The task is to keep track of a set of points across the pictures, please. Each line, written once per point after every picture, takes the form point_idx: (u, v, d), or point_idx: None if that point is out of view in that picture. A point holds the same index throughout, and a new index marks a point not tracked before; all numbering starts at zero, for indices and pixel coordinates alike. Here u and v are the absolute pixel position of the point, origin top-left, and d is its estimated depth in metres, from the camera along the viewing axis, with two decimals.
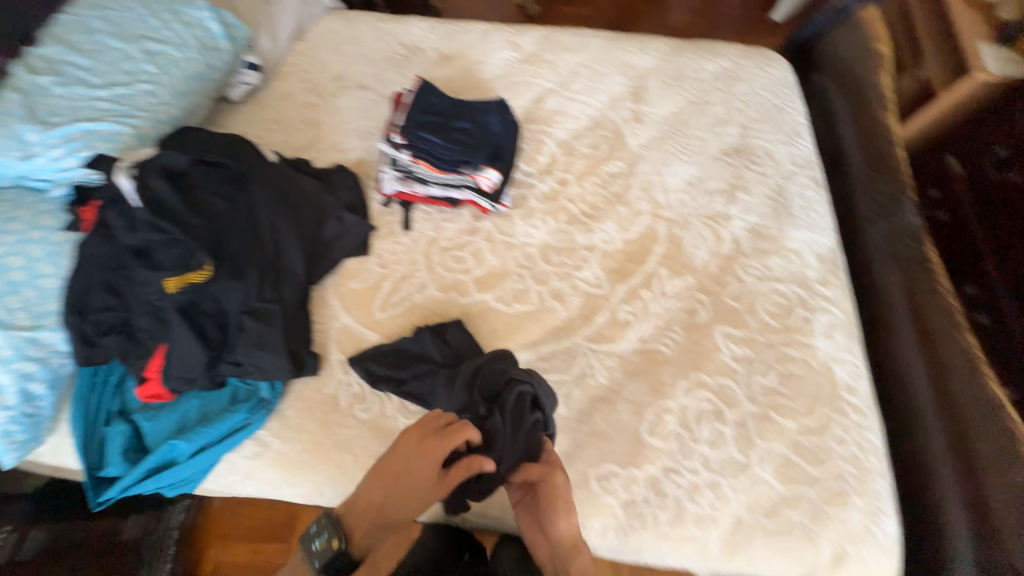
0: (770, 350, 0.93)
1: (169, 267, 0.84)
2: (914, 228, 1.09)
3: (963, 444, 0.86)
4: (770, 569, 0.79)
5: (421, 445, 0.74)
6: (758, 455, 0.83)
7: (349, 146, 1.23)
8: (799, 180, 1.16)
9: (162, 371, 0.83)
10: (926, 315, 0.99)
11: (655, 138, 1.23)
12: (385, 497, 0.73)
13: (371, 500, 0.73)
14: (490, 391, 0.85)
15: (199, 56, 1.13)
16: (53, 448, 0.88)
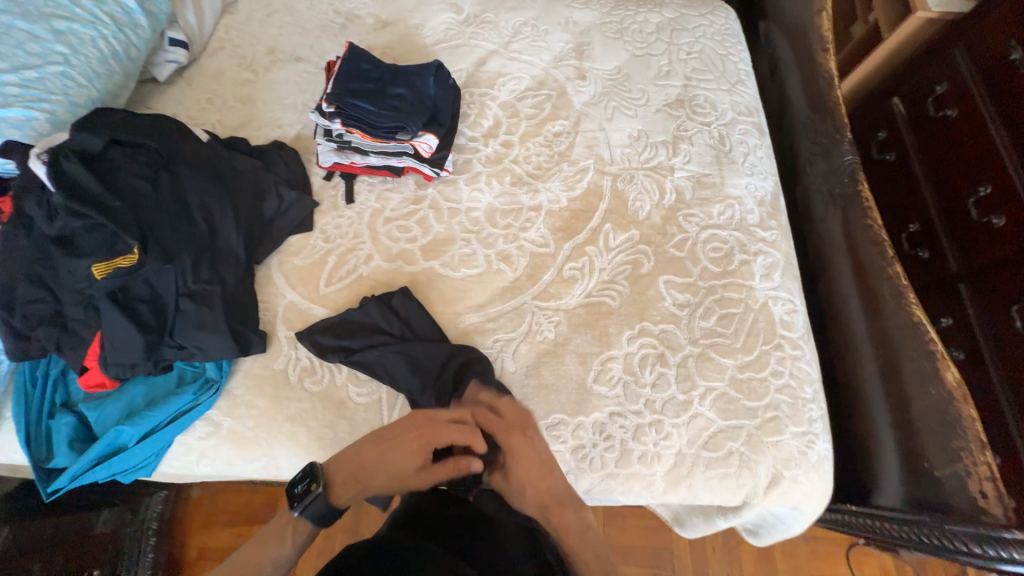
0: (710, 294, 0.97)
1: (94, 253, 0.81)
2: (851, 166, 1.08)
3: (891, 369, 0.90)
4: (710, 494, 0.85)
5: (420, 430, 0.73)
6: (699, 393, 0.89)
7: (286, 121, 1.18)
8: (741, 127, 1.17)
9: (100, 359, 0.83)
10: (861, 250, 1.00)
11: (599, 93, 1.21)
12: (368, 465, 0.71)
13: (354, 469, 0.72)
14: (446, 363, 0.89)
15: (113, 32, 1.07)
16: (2, 445, 0.87)
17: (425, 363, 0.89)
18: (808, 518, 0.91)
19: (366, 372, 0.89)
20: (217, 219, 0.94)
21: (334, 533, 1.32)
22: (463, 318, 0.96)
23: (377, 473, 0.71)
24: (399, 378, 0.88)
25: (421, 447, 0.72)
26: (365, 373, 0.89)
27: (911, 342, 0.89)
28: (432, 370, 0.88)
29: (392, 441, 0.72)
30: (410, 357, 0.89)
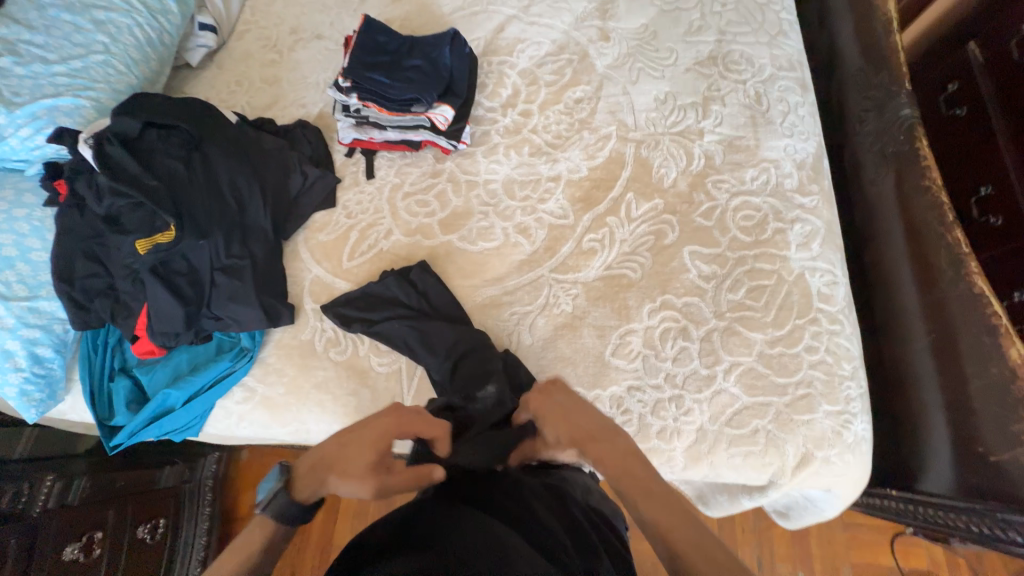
0: (739, 266, 0.91)
1: (137, 230, 0.88)
2: (909, 121, 0.96)
3: (945, 345, 0.82)
4: (733, 472, 0.82)
5: (386, 420, 0.70)
6: (723, 368, 0.85)
7: (309, 100, 1.20)
8: (781, 83, 1.07)
9: (148, 328, 0.90)
10: (914, 215, 0.91)
11: (624, 55, 1.14)
12: (333, 458, 0.68)
13: (318, 462, 0.68)
14: (464, 341, 0.89)
15: (147, 20, 1.11)
16: (72, 404, 0.97)
17: (443, 340, 0.89)
18: (843, 501, 0.86)
19: (386, 344, 0.92)
20: (246, 198, 0.98)
21: (369, 496, 1.40)
22: (481, 292, 0.96)
23: (341, 467, 0.67)
24: (417, 353, 0.90)
25: (386, 441, 0.69)
26: (386, 345, 0.92)
27: (969, 317, 0.80)
28: (449, 347, 0.89)
29: (359, 433, 0.69)
30: (429, 334, 0.90)
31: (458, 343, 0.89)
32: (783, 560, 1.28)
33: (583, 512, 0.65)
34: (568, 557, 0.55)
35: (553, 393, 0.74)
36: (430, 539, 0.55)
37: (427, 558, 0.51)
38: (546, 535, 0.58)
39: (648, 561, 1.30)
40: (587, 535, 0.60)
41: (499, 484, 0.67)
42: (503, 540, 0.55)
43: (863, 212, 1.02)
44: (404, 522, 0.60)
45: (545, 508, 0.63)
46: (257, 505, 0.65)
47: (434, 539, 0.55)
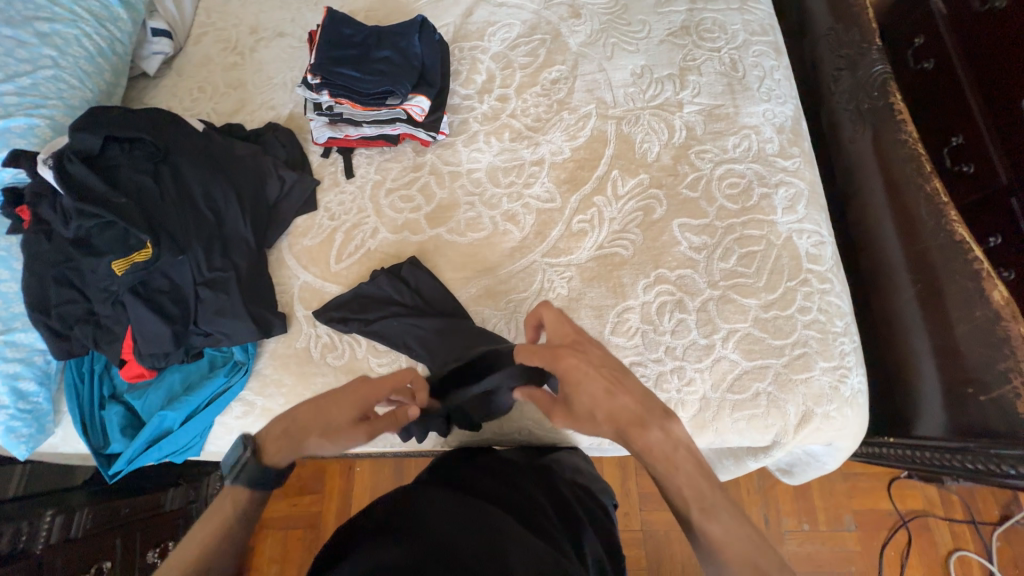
0: (728, 234, 0.92)
1: (112, 250, 0.84)
2: (881, 77, 1.00)
3: (931, 294, 0.85)
4: (738, 436, 0.84)
5: (359, 383, 0.74)
6: (721, 336, 0.86)
7: (278, 101, 1.16)
8: (755, 48, 1.07)
9: (134, 352, 0.87)
10: (895, 169, 0.93)
11: (597, 31, 1.12)
12: (307, 423, 0.71)
13: (289, 430, 0.71)
14: (457, 332, 0.87)
15: (95, 29, 1.06)
16: (64, 437, 0.94)
17: (438, 333, 0.88)
18: (843, 453, 0.89)
19: (383, 344, 0.90)
20: (223, 207, 0.95)
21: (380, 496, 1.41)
22: (475, 283, 0.95)
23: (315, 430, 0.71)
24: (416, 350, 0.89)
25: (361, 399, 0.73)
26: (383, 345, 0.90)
27: (951, 264, 0.83)
28: (444, 339, 0.87)
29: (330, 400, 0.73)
30: (424, 329, 0.89)
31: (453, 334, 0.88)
32: (788, 515, 1.33)
33: (567, 492, 0.74)
34: (554, 531, 0.63)
35: (592, 351, 0.71)
36: (433, 520, 0.59)
37: (433, 542, 0.56)
38: (537, 513, 0.65)
39: (658, 529, 1.34)
40: (570, 513, 0.69)
41: (490, 469, 0.72)
42: (500, 519, 0.60)
43: (840, 172, 1.04)
44: (404, 502, 0.63)
45: (535, 489, 0.70)
46: (229, 477, 0.66)
47: (436, 521, 0.59)
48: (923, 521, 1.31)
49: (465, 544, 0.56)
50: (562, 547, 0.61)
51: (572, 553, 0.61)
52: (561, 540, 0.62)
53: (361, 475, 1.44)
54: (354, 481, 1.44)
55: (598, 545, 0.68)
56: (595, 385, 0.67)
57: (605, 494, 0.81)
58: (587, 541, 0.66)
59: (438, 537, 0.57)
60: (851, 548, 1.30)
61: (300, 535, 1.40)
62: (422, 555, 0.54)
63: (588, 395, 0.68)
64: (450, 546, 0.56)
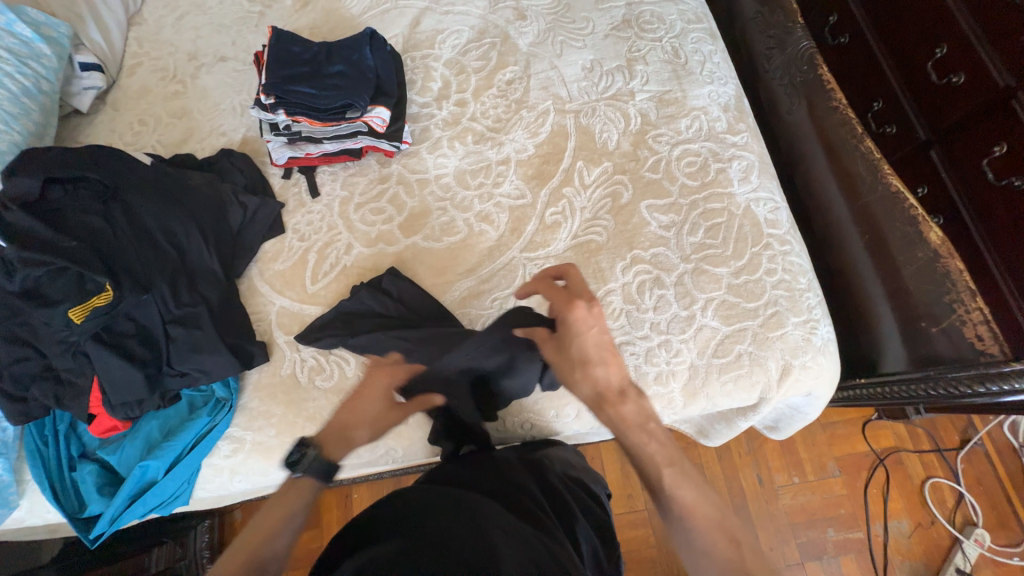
0: (693, 210, 0.97)
1: (66, 298, 0.79)
2: (808, 52, 1.09)
3: (877, 243, 0.93)
4: (728, 398, 0.88)
5: (380, 376, 0.85)
6: (700, 305, 0.90)
7: (229, 127, 1.12)
8: (693, 36, 1.14)
9: (105, 404, 0.82)
10: (830, 133, 1.02)
11: (544, 31, 1.16)
12: (343, 420, 0.82)
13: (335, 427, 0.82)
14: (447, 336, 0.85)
15: (17, 67, 0.98)
16: (30, 509, 0.87)
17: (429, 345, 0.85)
18: (822, 401, 0.95)
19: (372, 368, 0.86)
20: (185, 241, 0.91)
21: None
22: (458, 286, 0.96)
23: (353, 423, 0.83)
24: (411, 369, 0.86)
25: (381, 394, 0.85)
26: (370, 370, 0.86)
27: (893, 215, 0.91)
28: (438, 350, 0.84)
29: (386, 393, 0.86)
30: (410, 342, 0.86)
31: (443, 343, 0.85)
32: (778, 471, 1.40)
33: (562, 485, 0.72)
34: (548, 519, 0.62)
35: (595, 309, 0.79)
36: (421, 517, 0.57)
37: (415, 541, 0.53)
38: (529, 502, 0.64)
39: None
40: (563, 505, 0.68)
41: (482, 466, 0.71)
42: (489, 509, 0.59)
43: (782, 143, 1.12)
44: (393, 504, 0.61)
45: (528, 482, 0.69)
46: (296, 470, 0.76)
47: (422, 518, 0.57)
48: (897, 457, 1.42)
49: (454, 535, 0.54)
50: (554, 535, 0.60)
51: (565, 541, 0.60)
52: (554, 528, 0.61)
53: (359, 500, 1.40)
54: (352, 509, 1.39)
55: (595, 540, 0.67)
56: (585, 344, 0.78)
57: (598, 485, 0.81)
58: (582, 533, 0.65)
59: (427, 531, 0.55)
60: (839, 493, 1.38)
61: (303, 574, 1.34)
62: (409, 552, 0.52)
63: (580, 347, 0.78)
64: (437, 539, 0.53)
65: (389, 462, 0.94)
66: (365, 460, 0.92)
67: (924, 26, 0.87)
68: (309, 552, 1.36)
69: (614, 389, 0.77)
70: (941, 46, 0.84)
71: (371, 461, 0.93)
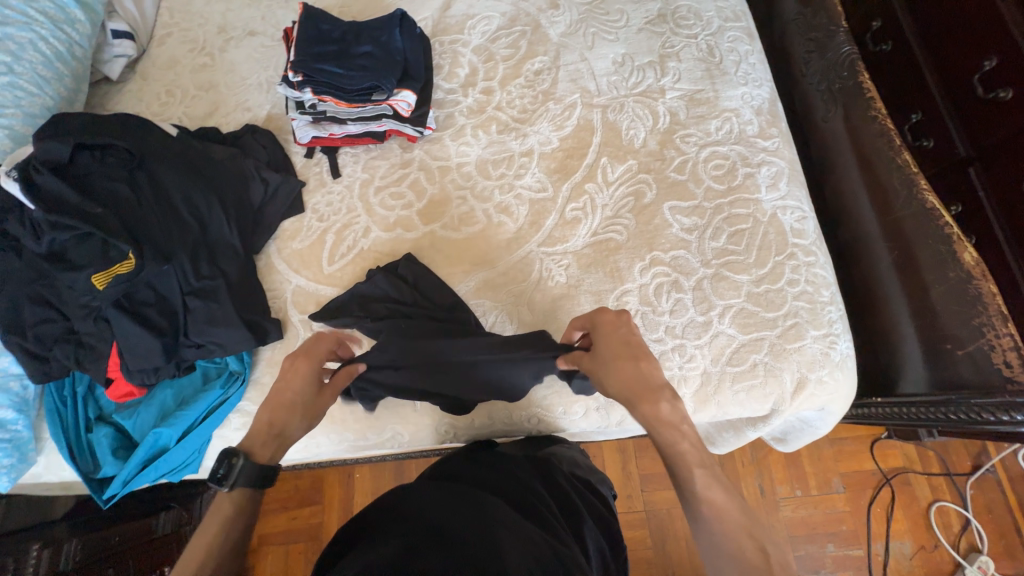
0: (717, 214, 0.95)
1: (90, 263, 0.80)
2: (850, 57, 1.04)
3: (907, 260, 0.90)
4: (739, 407, 0.87)
5: (299, 362, 0.77)
6: (718, 312, 0.89)
7: (254, 103, 1.12)
8: (730, 34, 1.10)
9: (122, 369, 0.84)
10: (866, 144, 0.98)
11: (576, 21, 1.14)
12: (286, 415, 0.74)
13: (271, 424, 0.74)
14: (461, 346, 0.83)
15: (51, 31, 1.00)
16: (48, 465, 0.89)
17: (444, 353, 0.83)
18: (835, 416, 0.93)
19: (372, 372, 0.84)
20: (206, 214, 0.92)
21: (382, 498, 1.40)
22: (473, 276, 0.95)
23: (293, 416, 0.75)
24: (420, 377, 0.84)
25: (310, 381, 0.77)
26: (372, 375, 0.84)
27: (926, 232, 0.87)
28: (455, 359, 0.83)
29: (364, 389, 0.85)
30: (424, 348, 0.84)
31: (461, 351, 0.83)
32: (781, 483, 1.39)
33: (569, 486, 0.72)
34: (554, 519, 0.62)
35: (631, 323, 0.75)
36: (426, 511, 0.58)
37: (418, 536, 0.53)
38: (535, 501, 0.64)
39: (660, 508, 1.37)
40: (570, 505, 0.68)
41: (488, 464, 0.72)
42: (496, 507, 0.59)
43: (814, 151, 1.09)
44: (401, 496, 0.61)
45: (534, 481, 0.69)
46: (224, 487, 0.65)
47: (427, 513, 0.58)
48: (905, 478, 1.39)
49: (460, 531, 0.55)
50: (560, 537, 0.59)
51: (571, 542, 0.60)
52: (559, 528, 0.61)
53: (360, 481, 1.42)
54: (353, 489, 1.41)
55: (601, 539, 0.67)
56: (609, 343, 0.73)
57: (603, 485, 0.80)
58: (588, 535, 0.65)
59: (434, 524, 0.55)
60: (841, 509, 1.37)
61: (301, 549, 1.37)
62: (414, 544, 0.52)
63: (608, 349, 0.72)
64: (443, 533, 0.54)
65: (395, 446, 0.95)
66: (372, 442, 0.93)
67: (974, 37, 0.83)
68: (309, 527, 1.38)
69: (649, 386, 0.69)
70: (990, 58, 0.80)
71: (377, 444, 0.93)
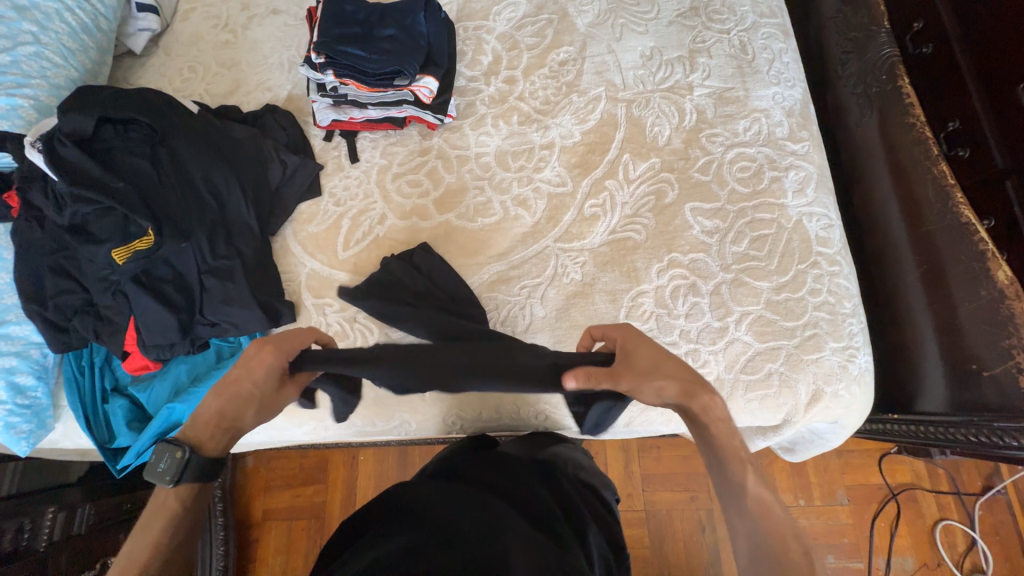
0: (740, 217, 0.93)
1: (111, 238, 0.81)
2: (889, 60, 0.99)
3: (935, 275, 0.87)
4: (751, 416, 0.86)
5: (265, 353, 0.67)
6: (735, 318, 0.87)
7: (275, 82, 1.12)
8: (764, 31, 1.06)
9: (139, 343, 0.85)
10: (901, 152, 0.94)
11: (604, 11, 1.11)
12: (238, 407, 0.67)
13: (225, 415, 0.68)
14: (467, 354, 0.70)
15: (77, 3, 1.00)
16: (65, 432, 0.92)
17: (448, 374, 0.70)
18: (847, 430, 0.91)
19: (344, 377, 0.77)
20: (225, 193, 0.92)
21: (385, 482, 1.42)
22: (488, 268, 0.94)
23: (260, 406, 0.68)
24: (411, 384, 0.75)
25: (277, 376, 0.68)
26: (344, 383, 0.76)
27: (959, 248, 0.84)
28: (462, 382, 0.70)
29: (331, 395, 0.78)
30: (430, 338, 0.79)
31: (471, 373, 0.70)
32: (785, 491, 1.37)
33: (573, 490, 0.72)
34: (559, 523, 0.62)
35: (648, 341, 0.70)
36: (432, 510, 0.58)
37: (423, 537, 0.54)
38: (539, 505, 0.64)
39: (661, 509, 1.37)
40: (574, 510, 0.68)
41: (492, 462, 0.72)
42: (501, 509, 0.59)
43: (847, 157, 1.05)
44: (405, 495, 0.62)
45: (539, 485, 0.69)
46: (168, 481, 0.63)
47: (433, 512, 0.58)
48: (912, 494, 1.37)
49: (464, 533, 0.55)
50: (565, 543, 0.59)
51: (576, 548, 0.60)
52: (565, 535, 0.61)
53: (365, 464, 1.44)
54: (357, 471, 1.43)
55: (604, 546, 0.67)
56: (645, 355, 0.66)
57: (608, 489, 0.80)
58: (592, 540, 0.65)
59: (439, 524, 0.56)
60: (844, 522, 1.35)
61: (305, 526, 1.39)
62: (418, 545, 0.53)
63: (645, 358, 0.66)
64: (446, 534, 0.54)
65: (401, 433, 0.96)
66: (379, 429, 0.94)
67: None
68: (312, 505, 1.41)
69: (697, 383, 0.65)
70: None
71: (384, 431, 0.94)
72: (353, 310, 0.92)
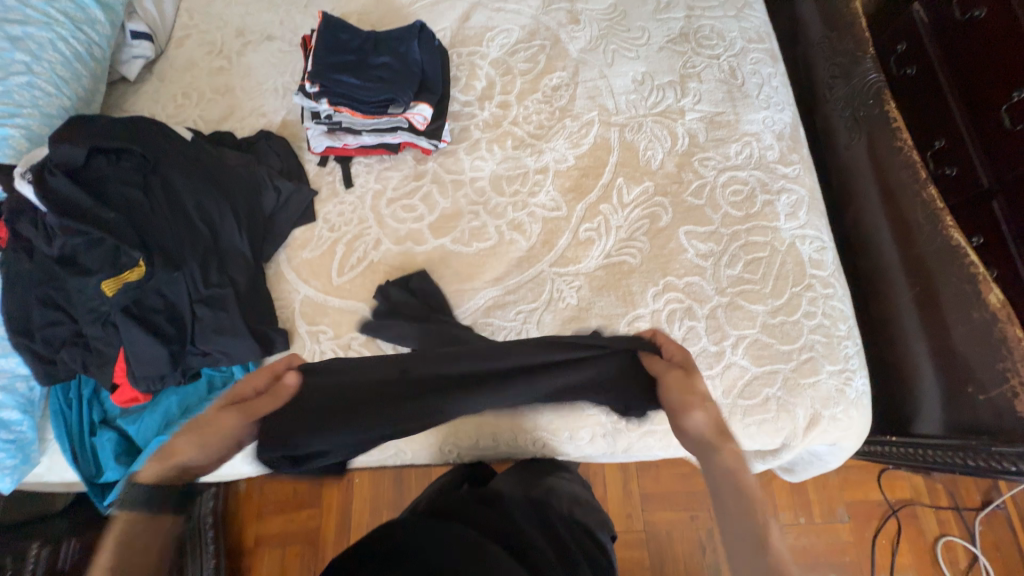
0: (734, 240, 0.93)
1: (101, 269, 0.80)
2: (875, 86, 1.01)
3: (929, 297, 0.87)
4: (749, 440, 0.86)
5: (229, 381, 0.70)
6: (731, 343, 0.87)
7: (270, 108, 1.12)
8: (753, 56, 1.08)
9: (128, 375, 0.83)
10: (890, 176, 0.95)
11: (596, 37, 1.13)
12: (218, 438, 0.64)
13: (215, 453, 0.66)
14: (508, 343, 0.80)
15: (72, 32, 1.00)
16: (51, 466, 0.89)
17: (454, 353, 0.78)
18: (846, 452, 0.91)
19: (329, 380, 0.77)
20: (219, 220, 0.91)
21: (381, 505, 1.39)
22: (484, 293, 0.94)
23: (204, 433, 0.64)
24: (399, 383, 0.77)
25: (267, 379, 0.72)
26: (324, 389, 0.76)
27: (949, 271, 0.85)
28: (456, 368, 0.76)
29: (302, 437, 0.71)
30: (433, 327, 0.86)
31: (475, 359, 0.76)
32: (785, 509, 1.36)
33: (566, 531, 0.71)
34: (553, 566, 0.61)
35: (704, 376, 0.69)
36: (423, 554, 0.57)
37: None
38: (532, 547, 0.62)
39: (661, 530, 1.35)
40: (569, 552, 0.66)
41: (486, 500, 0.71)
42: (494, 552, 0.58)
43: (838, 179, 1.06)
44: (398, 534, 0.60)
45: (536, 530, 0.67)
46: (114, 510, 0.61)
47: (424, 556, 0.56)
48: (912, 510, 1.37)
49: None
50: None
51: None
52: None
53: (360, 486, 1.41)
54: (352, 494, 1.40)
55: None
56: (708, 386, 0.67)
57: (603, 528, 0.79)
58: None
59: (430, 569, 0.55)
60: (845, 540, 1.34)
61: (298, 552, 1.36)
62: None
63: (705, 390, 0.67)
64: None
65: (397, 462, 0.94)
66: (374, 458, 0.93)
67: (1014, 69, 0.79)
68: (306, 531, 1.38)
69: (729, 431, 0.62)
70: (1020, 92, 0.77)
71: (379, 460, 0.93)
72: (348, 337, 0.92)
